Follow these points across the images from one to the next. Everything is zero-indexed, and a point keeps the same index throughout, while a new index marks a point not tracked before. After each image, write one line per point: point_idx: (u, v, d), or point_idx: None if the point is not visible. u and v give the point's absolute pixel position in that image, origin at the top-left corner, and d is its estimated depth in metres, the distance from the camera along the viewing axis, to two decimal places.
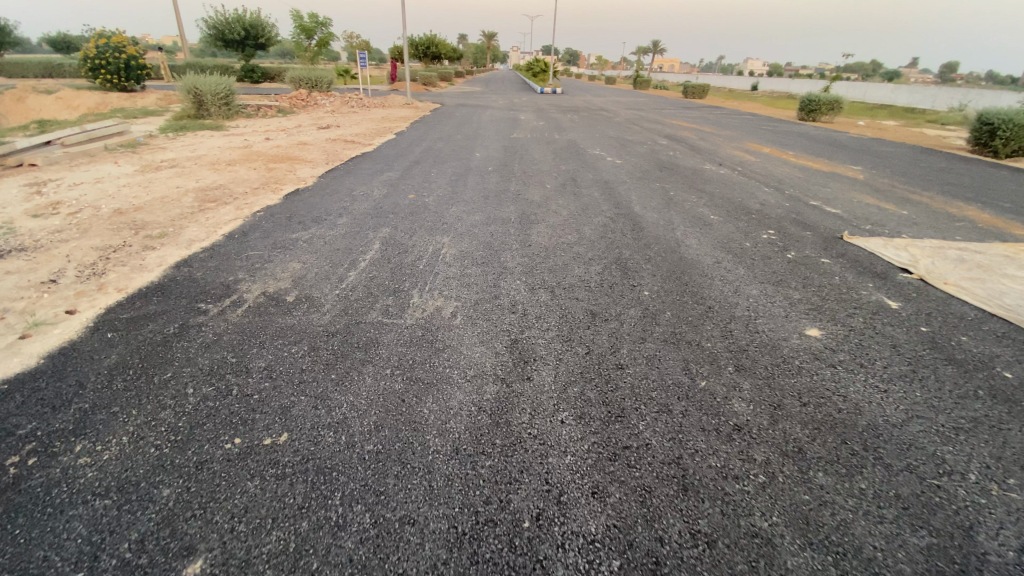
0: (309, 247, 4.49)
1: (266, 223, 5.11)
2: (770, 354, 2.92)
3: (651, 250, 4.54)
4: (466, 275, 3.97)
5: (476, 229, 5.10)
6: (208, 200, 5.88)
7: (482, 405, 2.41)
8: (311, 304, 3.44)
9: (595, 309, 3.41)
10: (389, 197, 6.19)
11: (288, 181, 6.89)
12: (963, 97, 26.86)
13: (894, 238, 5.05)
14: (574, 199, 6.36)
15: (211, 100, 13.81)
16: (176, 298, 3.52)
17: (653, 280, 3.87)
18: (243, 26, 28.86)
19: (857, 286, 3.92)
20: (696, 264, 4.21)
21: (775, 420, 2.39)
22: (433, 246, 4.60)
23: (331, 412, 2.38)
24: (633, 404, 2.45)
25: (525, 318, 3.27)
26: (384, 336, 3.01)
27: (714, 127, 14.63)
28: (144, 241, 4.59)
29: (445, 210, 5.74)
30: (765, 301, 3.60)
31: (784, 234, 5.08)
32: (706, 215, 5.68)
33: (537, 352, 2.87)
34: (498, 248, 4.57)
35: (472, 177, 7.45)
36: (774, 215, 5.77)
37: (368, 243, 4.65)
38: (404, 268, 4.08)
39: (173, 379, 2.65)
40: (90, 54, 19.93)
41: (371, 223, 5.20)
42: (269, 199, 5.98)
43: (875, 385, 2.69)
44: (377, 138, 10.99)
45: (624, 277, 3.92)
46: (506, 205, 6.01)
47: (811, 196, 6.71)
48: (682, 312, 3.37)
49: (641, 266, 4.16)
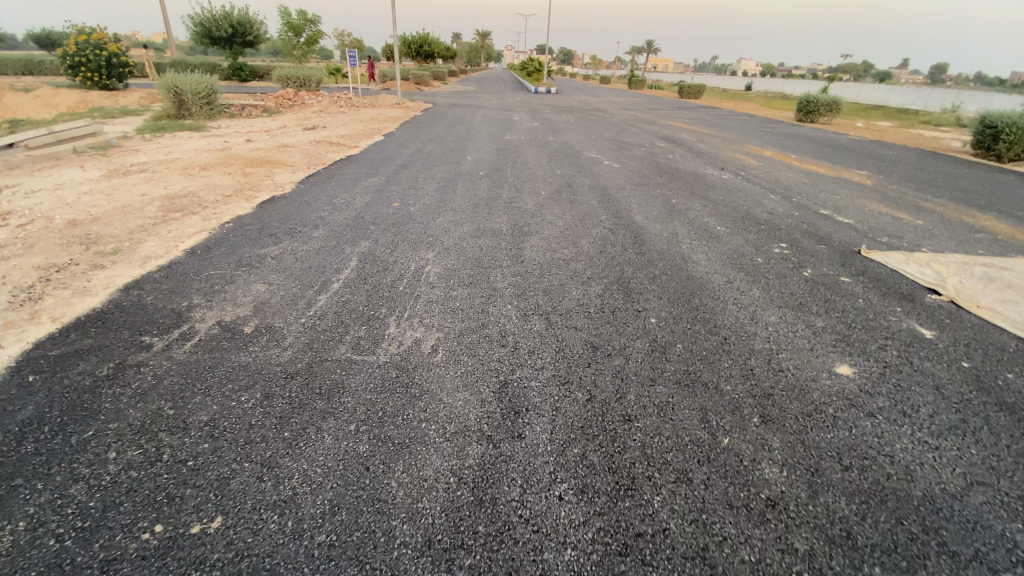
0: (276, 265, 4.06)
1: (232, 236, 4.67)
2: (798, 400, 2.53)
3: (655, 267, 4.14)
4: (451, 298, 3.56)
5: (464, 242, 4.68)
6: (173, 210, 5.42)
7: (464, 476, 1.99)
8: (270, 336, 3.01)
9: (595, 340, 3.00)
10: (371, 206, 5.75)
11: (264, 187, 6.44)
12: (957, 99, 26.71)
13: (914, 252, 4.68)
14: (570, 208, 5.95)
15: (192, 99, 13.32)
16: (118, 330, 3.10)
17: (659, 304, 3.48)
18: (231, 23, 28.24)
19: (884, 310, 3.53)
20: (706, 284, 3.82)
21: (815, 491, 1.99)
22: (414, 263, 4.17)
23: (278, 487, 1.96)
24: (644, 470, 2.05)
25: (516, 353, 2.86)
26: (350, 380, 2.59)
27: (712, 129, 14.27)
28: (94, 257, 4.15)
29: (431, 221, 5.31)
30: (786, 330, 3.20)
31: (797, 248, 4.70)
32: (711, 225, 5.30)
33: (531, 399, 2.45)
34: (487, 265, 4.15)
35: (461, 183, 7.03)
36: (784, 225, 5.39)
37: (343, 259, 4.21)
38: (380, 290, 3.66)
39: (95, 441, 2.23)
40: (69, 51, 19.30)
41: (349, 236, 4.77)
42: (241, 208, 5.54)
43: (922, 441, 2.29)
44: (363, 140, 10.55)
45: (627, 301, 3.51)
46: (497, 215, 5.60)
47: (821, 203, 6.34)
48: (694, 345, 2.97)
49: (645, 286, 3.77)
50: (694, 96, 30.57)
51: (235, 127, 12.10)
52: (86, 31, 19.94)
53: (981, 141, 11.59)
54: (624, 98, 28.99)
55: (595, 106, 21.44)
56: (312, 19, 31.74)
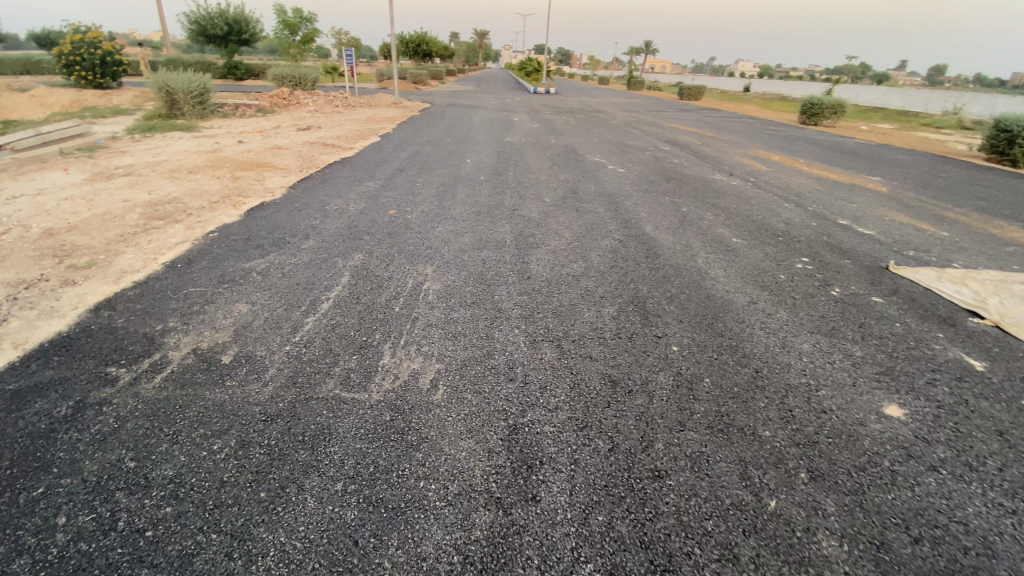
0: (262, 282, 3.74)
1: (217, 248, 4.35)
2: (847, 452, 2.24)
3: (672, 285, 3.83)
4: (452, 320, 3.24)
5: (465, 255, 4.38)
6: (156, 218, 5.09)
7: (471, 554, 1.69)
8: (250, 369, 2.70)
9: (614, 374, 2.69)
10: (367, 213, 5.44)
11: (254, 193, 6.11)
12: (959, 101, 26.59)
13: (946, 268, 4.40)
14: (576, 216, 5.64)
15: (184, 99, 12.96)
16: (83, 358, 2.78)
17: (680, 328, 3.18)
18: (227, 21, 27.88)
19: (925, 337, 3.24)
20: (729, 305, 3.52)
21: (884, 572, 1.69)
22: (412, 279, 3.85)
23: (250, 568, 1.65)
24: (683, 544, 1.74)
25: (525, 388, 2.54)
26: (339, 424, 2.28)
27: (717, 132, 13.99)
28: (66, 272, 3.82)
29: (431, 230, 5.00)
30: (822, 361, 2.90)
31: (820, 263, 4.41)
32: (727, 237, 5.01)
33: (545, 449, 2.14)
34: (490, 282, 3.84)
35: (461, 188, 6.71)
36: (803, 237, 5.10)
37: (334, 274, 3.89)
38: (374, 312, 3.34)
39: (42, 501, 1.91)
40: (63, 49, 18.91)
41: (341, 248, 4.45)
42: (228, 216, 5.22)
43: (996, 504, 2.00)
44: (359, 141, 10.22)
45: (645, 325, 3.20)
46: (500, 224, 5.29)
47: (838, 212, 6.06)
48: (724, 380, 2.66)
49: (663, 307, 3.47)
50: (694, 97, 30.34)
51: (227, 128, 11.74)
52: (79, 29, 19.53)
53: (995, 146, 11.35)
54: (624, 99, 28.76)
55: (595, 106, 21.16)
56: (310, 18, 31.69)
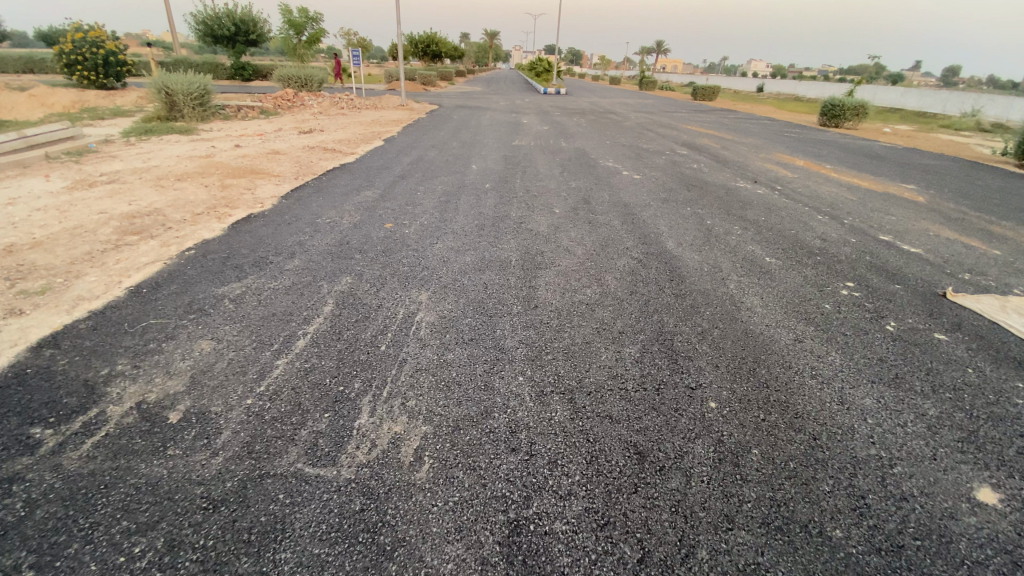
0: (232, 312, 3.28)
1: (189, 269, 3.92)
2: (941, 561, 1.73)
3: (702, 318, 3.32)
4: (446, 363, 2.74)
5: (465, 278, 3.90)
6: (130, 232, 4.68)
7: None
8: (199, 432, 2.25)
9: (639, 443, 2.19)
10: (360, 227, 4.98)
11: (242, 203, 5.69)
12: (979, 102, 25.82)
13: (1010, 295, 3.85)
14: (589, 231, 5.13)
15: (183, 100, 12.62)
16: (5, 417, 2.34)
17: (717, 377, 2.68)
18: (234, 21, 27.67)
19: (1006, 388, 2.70)
20: (771, 344, 3.01)
21: None
22: (403, 308, 3.36)
23: None
24: None
25: (530, 464, 2.06)
26: (293, 518, 1.81)
27: (734, 134, 13.44)
28: (16, 298, 3.42)
29: (429, 247, 4.54)
30: (891, 425, 2.39)
31: (867, 289, 3.88)
32: (758, 256, 4.50)
33: (555, 561, 1.66)
34: (492, 313, 3.34)
35: (465, 198, 6.24)
36: (843, 255, 4.58)
37: (315, 302, 3.42)
38: (356, 351, 2.84)
39: None
40: (66, 49, 18.69)
41: (327, 269, 3.98)
42: (209, 230, 4.79)
43: None
44: (360, 145, 9.78)
45: (674, 372, 2.70)
46: (505, 239, 4.82)
47: (876, 226, 5.52)
48: (777, 453, 2.17)
49: (694, 346, 2.97)
50: (708, 97, 29.69)
51: (227, 130, 11.38)
52: (83, 29, 19.34)
53: None
54: (634, 99, 28.24)
55: (607, 108, 20.66)
56: (315, 17, 31.37)
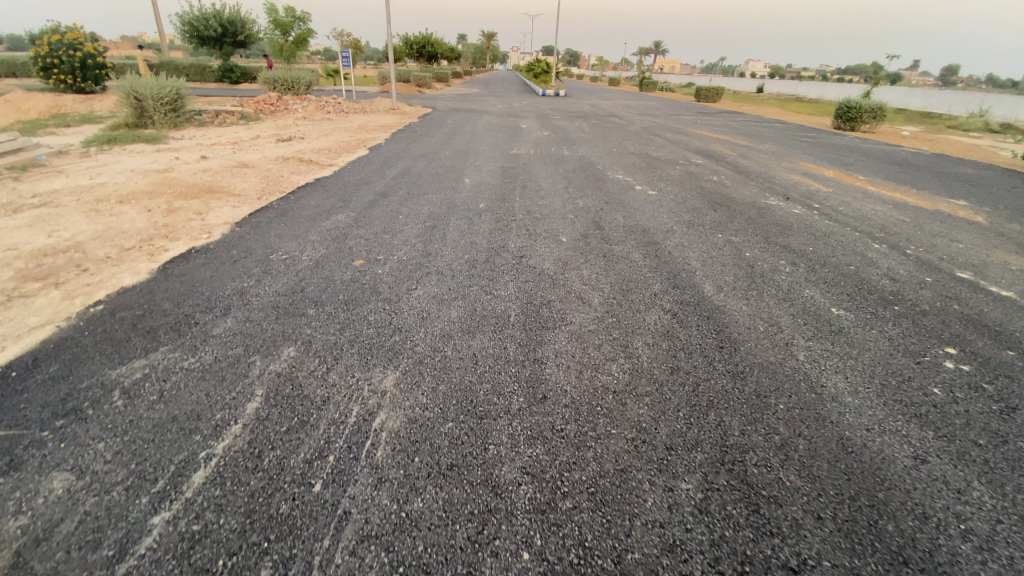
0: (119, 415, 2.33)
1: (88, 336, 2.98)
2: None
3: (777, 418, 2.37)
4: (409, 523, 1.78)
5: (449, 346, 2.95)
6: (34, 277, 3.73)
7: None
8: None
9: None
10: (323, 266, 4.05)
11: (185, 232, 4.75)
12: (986, 101, 25.12)
13: None
14: (604, 268, 4.20)
15: (153, 104, 11.65)
16: None
17: (829, 549, 1.73)
18: (221, 22, 26.72)
19: None
20: (886, 474, 2.07)
21: None
22: (359, 405, 2.40)
23: None
24: None
25: None
26: None
27: (748, 139, 12.55)
28: None
29: (406, 296, 3.59)
30: None
31: (976, 360, 2.95)
32: (819, 305, 3.57)
33: None
34: (482, 410, 2.37)
35: (455, 222, 5.31)
36: (923, 303, 3.67)
37: (238, 395, 2.47)
38: (275, 497, 1.89)
39: None
40: (41, 51, 17.73)
41: (267, 335, 3.02)
42: (134, 272, 3.86)
43: None
44: (342, 155, 8.83)
45: (761, 538, 1.76)
46: (501, 282, 3.88)
47: (943, 257, 4.63)
48: None
49: (779, 478, 2.02)
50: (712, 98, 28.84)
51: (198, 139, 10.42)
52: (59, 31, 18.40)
53: None
54: (635, 100, 27.35)
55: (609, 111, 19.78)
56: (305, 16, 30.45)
